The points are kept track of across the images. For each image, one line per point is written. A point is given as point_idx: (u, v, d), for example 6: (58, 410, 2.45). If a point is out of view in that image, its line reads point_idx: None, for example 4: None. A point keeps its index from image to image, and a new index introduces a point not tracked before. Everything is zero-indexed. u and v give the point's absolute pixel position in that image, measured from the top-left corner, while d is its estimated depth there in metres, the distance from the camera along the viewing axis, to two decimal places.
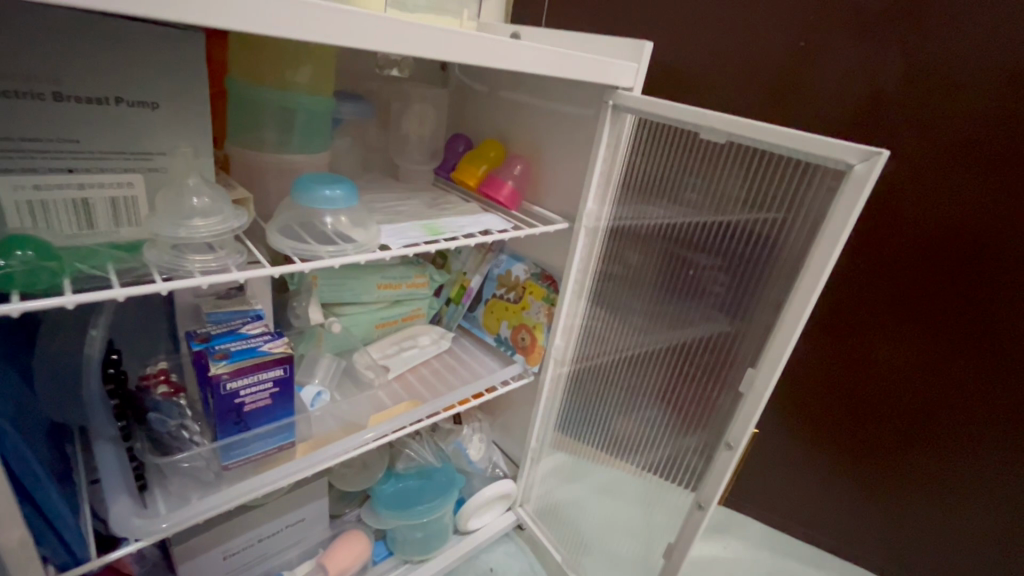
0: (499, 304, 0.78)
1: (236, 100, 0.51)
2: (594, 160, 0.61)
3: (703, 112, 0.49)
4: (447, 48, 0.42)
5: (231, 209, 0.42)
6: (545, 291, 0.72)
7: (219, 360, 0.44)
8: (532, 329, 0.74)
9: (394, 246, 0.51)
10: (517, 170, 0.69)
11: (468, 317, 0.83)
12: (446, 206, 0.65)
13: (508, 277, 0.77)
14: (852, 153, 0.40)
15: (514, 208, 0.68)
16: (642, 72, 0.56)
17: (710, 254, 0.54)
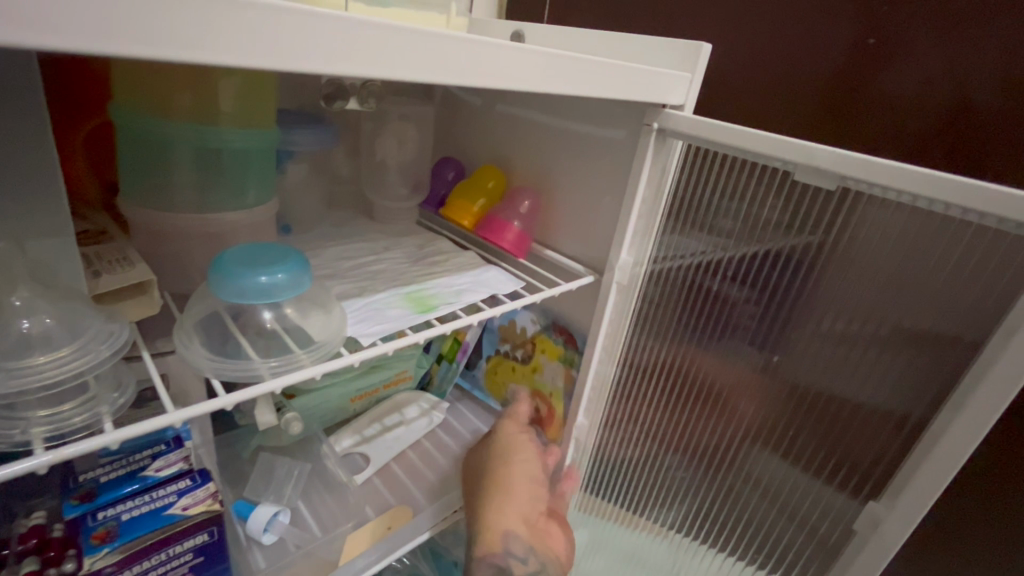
0: (503, 364, 0.64)
1: (128, 142, 0.36)
2: (631, 201, 0.46)
3: (802, 145, 0.35)
4: (450, 65, 0.27)
5: (99, 329, 0.27)
6: (562, 351, 0.58)
7: (97, 548, 0.30)
8: (549, 397, 0.60)
9: (364, 340, 0.36)
10: (526, 206, 0.54)
11: (466, 376, 0.69)
12: (437, 259, 0.50)
13: (512, 331, 0.63)
14: None
15: (523, 257, 0.53)
16: (695, 85, 0.42)
17: (750, 292, 0.43)
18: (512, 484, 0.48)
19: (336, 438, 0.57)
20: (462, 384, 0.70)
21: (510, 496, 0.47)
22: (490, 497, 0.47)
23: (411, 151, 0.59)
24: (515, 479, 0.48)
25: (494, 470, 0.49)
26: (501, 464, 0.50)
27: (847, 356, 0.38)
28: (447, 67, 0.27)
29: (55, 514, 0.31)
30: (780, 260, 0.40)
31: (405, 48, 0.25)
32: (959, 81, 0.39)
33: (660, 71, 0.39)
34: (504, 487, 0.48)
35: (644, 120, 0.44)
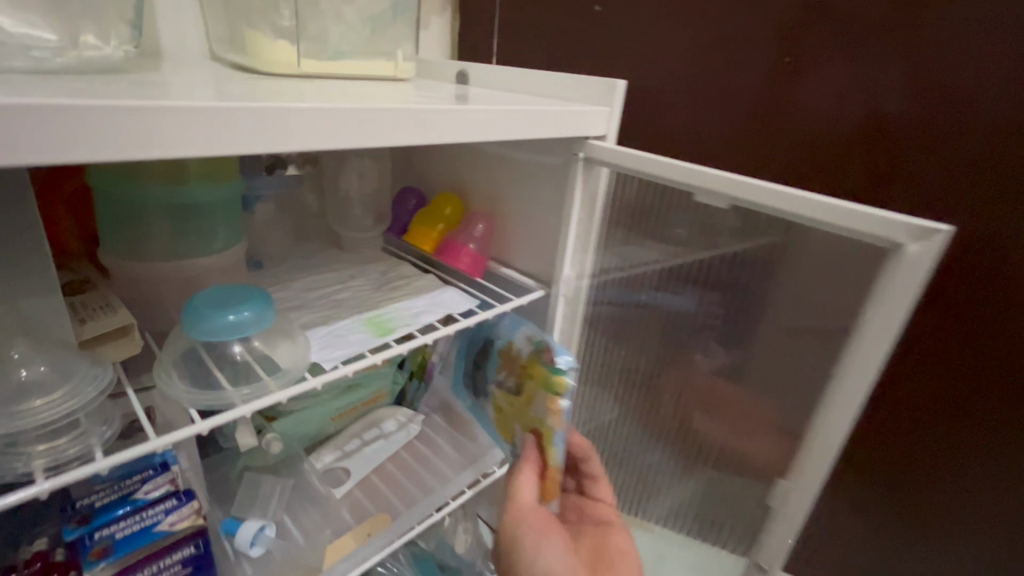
0: (511, 402, 0.55)
1: (105, 201, 0.40)
2: (568, 222, 0.51)
3: (697, 170, 0.40)
4: (388, 130, 0.33)
5: (84, 372, 0.32)
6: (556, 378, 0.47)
7: (96, 562, 0.34)
8: (539, 434, 0.51)
9: (327, 365, 0.40)
10: (479, 229, 0.59)
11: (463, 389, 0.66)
12: (399, 285, 0.55)
13: (513, 360, 0.55)
14: (900, 229, 0.31)
15: (479, 275, 0.59)
16: (614, 117, 0.47)
17: (702, 291, 0.47)
18: None
19: (317, 456, 0.61)
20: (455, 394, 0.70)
21: None
22: None
23: (373, 184, 0.63)
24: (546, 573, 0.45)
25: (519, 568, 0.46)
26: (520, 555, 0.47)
27: (756, 350, 0.43)
28: (369, 131, 0.32)
29: (57, 540, 0.36)
30: (717, 262, 0.45)
31: (333, 126, 0.30)
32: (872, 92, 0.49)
33: (577, 110, 0.44)
34: None
35: (571, 152, 0.49)
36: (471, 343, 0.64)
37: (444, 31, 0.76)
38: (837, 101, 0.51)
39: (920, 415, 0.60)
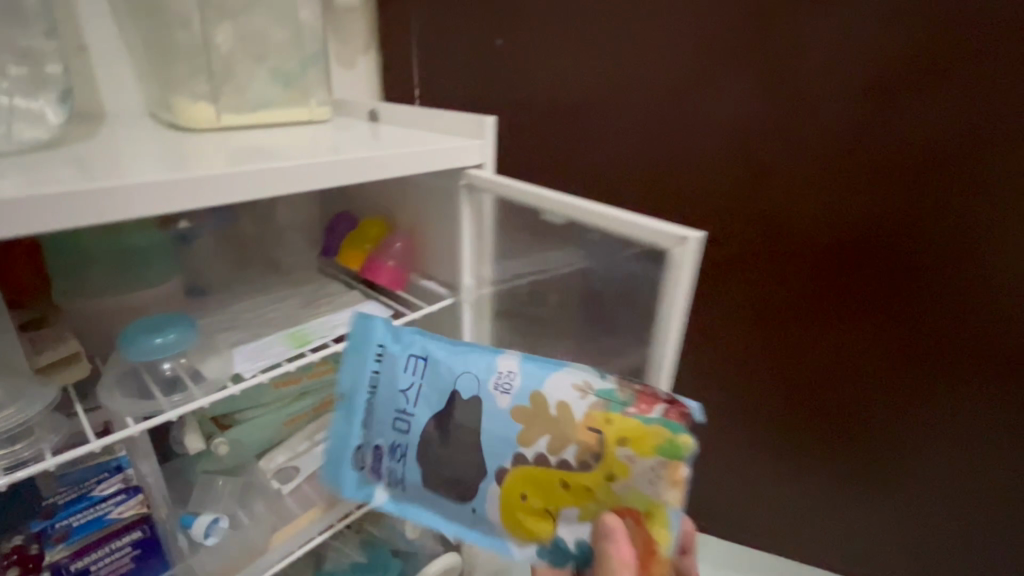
0: (591, 481, 0.42)
1: (56, 249, 0.49)
2: (462, 237, 0.60)
3: (545, 196, 0.49)
4: (258, 182, 0.42)
5: (34, 390, 0.39)
6: (654, 433, 0.40)
7: (58, 546, 0.42)
8: (642, 516, 0.41)
9: (248, 374, 0.48)
10: (397, 246, 0.67)
11: (353, 434, 0.54)
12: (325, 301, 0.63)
13: (557, 424, 0.44)
14: (673, 236, 0.40)
15: (401, 289, 0.67)
16: (488, 146, 0.55)
17: (563, 300, 0.56)
18: None
19: None
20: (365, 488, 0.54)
21: None
22: None
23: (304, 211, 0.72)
24: None
25: None
26: None
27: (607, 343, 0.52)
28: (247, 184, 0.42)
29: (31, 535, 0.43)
30: (572, 275, 0.53)
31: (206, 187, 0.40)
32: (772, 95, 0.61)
33: (451, 147, 0.53)
34: None
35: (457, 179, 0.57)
36: (347, 373, 0.53)
37: (370, 69, 0.84)
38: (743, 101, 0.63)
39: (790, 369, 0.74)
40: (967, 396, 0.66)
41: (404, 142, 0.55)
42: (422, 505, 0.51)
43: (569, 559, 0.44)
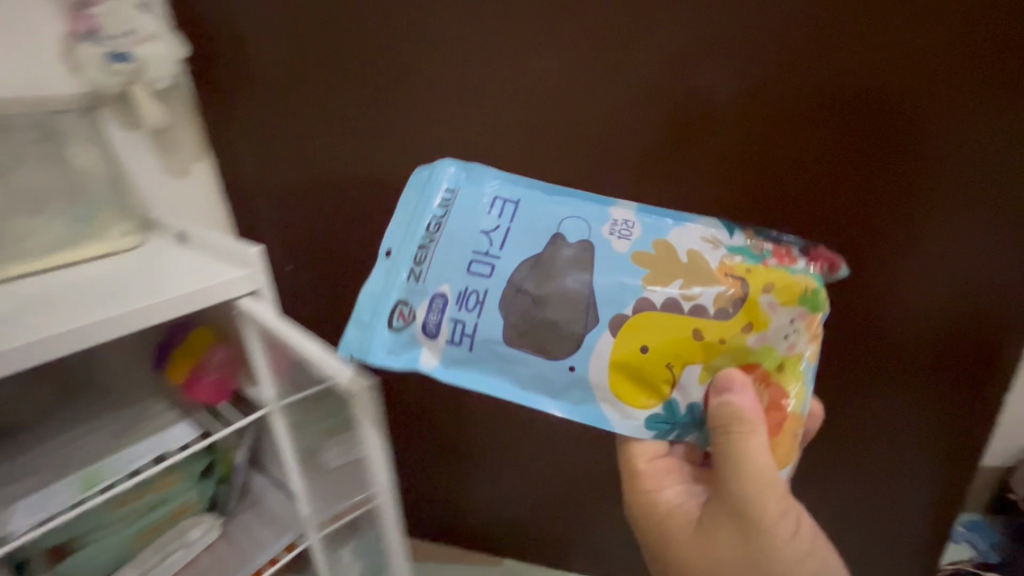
0: (666, 326, 0.54)
1: None
2: (254, 353, 0.62)
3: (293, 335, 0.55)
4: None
5: None
6: (801, 283, 0.53)
7: None
8: (756, 360, 0.54)
9: (16, 533, 0.51)
10: (218, 357, 0.69)
11: (394, 291, 0.60)
12: (139, 427, 0.65)
13: (704, 266, 0.56)
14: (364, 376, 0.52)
15: (227, 397, 0.68)
16: (253, 275, 0.58)
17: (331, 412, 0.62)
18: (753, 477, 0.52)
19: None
20: (391, 358, 0.59)
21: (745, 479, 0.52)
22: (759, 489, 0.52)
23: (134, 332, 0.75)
24: (755, 463, 0.52)
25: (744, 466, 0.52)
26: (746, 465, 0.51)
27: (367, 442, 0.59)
28: None
29: None
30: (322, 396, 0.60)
31: None
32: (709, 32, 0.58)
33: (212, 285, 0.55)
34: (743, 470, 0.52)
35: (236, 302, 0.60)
36: (399, 243, 0.61)
37: (206, 174, 0.87)
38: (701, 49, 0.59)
39: (858, 387, 0.72)
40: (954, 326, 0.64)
41: (173, 282, 0.57)
42: (482, 370, 0.58)
43: (668, 422, 0.56)
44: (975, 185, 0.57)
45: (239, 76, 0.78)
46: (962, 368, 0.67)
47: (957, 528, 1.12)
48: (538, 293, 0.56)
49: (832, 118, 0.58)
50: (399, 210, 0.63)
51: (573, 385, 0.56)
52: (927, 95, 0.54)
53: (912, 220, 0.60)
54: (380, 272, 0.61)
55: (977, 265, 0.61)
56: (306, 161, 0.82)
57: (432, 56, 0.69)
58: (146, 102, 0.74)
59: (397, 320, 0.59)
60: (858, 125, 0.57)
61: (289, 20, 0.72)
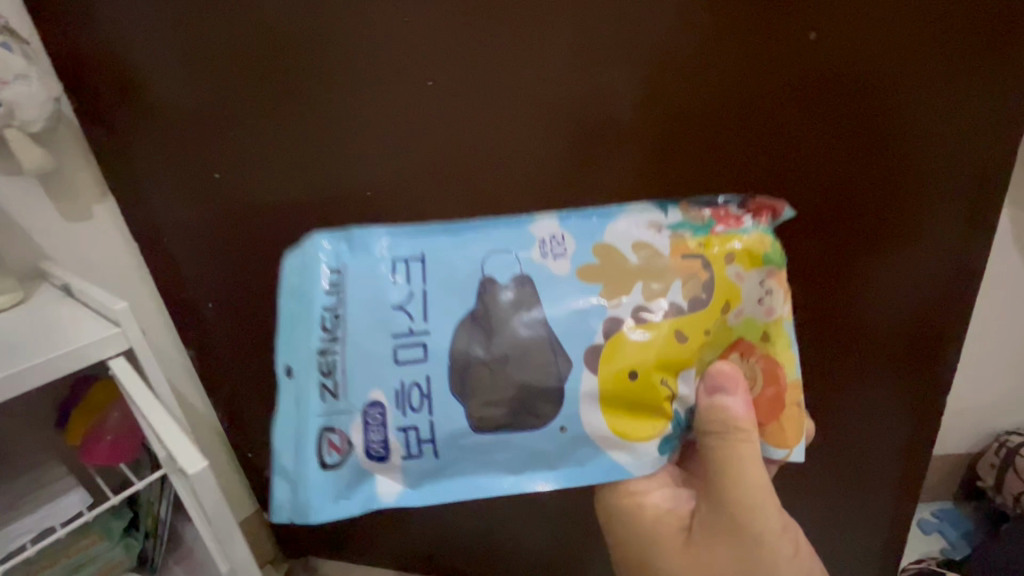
0: (644, 348, 0.48)
1: None
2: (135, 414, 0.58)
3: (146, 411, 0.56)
4: None
5: None
6: (757, 244, 0.51)
7: None
8: (739, 338, 0.51)
9: None
10: (115, 415, 0.67)
11: (314, 422, 0.52)
12: (34, 497, 0.63)
13: (659, 258, 0.51)
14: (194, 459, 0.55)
15: (126, 458, 0.66)
16: (125, 332, 0.58)
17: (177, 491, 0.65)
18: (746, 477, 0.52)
19: None
20: (346, 503, 0.51)
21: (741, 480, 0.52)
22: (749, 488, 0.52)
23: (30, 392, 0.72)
24: (745, 464, 0.52)
25: (732, 470, 0.52)
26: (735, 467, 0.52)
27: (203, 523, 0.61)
28: None
29: None
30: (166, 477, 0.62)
31: None
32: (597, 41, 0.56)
33: (74, 347, 0.55)
34: (733, 473, 0.52)
35: (115, 359, 0.59)
36: (299, 353, 0.54)
37: (112, 216, 0.82)
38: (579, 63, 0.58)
39: (827, 352, 0.70)
40: (906, 281, 0.64)
41: (38, 344, 0.57)
42: (458, 470, 0.50)
43: (676, 434, 0.52)
44: (950, 136, 0.56)
45: (130, 108, 0.72)
46: (895, 335, 0.68)
47: (930, 518, 1.13)
48: (493, 355, 0.48)
49: (780, 88, 0.56)
50: (283, 306, 0.56)
51: (569, 447, 0.49)
52: (894, 54, 0.53)
53: (898, 176, 0.59)
54: (295, 391, 0.54)
55: (943, 218, 0.61)
56: (205, 198, 0.77)
57: (335, 69, 0.63)
58: (24, 146, 0.69)
59: (331, 455, 0.51)
60: (812, 90, 0.55)
61: (158, 43, 0.66)
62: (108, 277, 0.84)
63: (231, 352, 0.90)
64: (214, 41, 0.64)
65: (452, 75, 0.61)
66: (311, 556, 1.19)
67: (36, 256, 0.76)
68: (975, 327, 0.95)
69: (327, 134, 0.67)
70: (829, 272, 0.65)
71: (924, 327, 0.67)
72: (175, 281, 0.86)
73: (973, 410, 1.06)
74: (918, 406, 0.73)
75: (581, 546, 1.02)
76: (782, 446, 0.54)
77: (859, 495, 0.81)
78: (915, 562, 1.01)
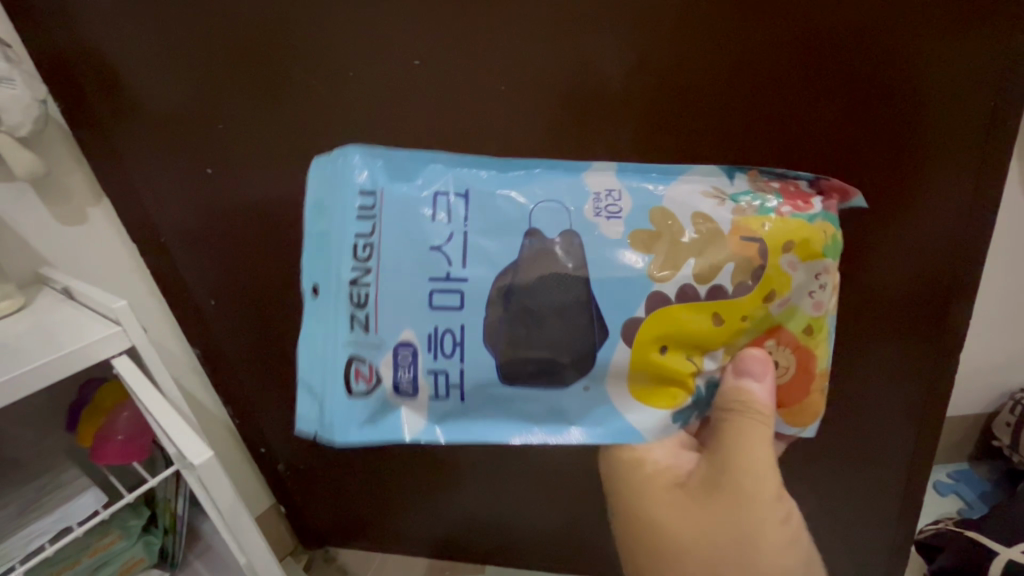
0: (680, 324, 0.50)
1: None
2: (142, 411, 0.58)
3: (151, 404, 0.56)
4: None
5: None
6: (820, 233, 0.50)
7: None
8: (777, 329, 0.52)
9: None
10: (123, 416, 0.67)
11: (341, 350, 0.53)
12: (49, 499, 0.64)
13: (718, 233, 0.50)
14: (198, 451, 0.55)
15: (140, 455, 0.66)
16: (127, 332, 0.58)
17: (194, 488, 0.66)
18: (751, 457, 0.54)
19: None
20: (368, 430, 0.53)
21: (744, 459, 0.54)
22: (753, 470, 0.54)
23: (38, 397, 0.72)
24: (752, 443, 0.54)
25: (737, 447, 0.54)
26: (739, 444, 0.54)
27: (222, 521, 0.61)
28: None
29: None
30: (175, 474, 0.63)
31: None
32: (584, 14, 0.55)
33: (75, 348, 0.55)
34: (740, 452, 0.54)
35: (117, 357, 0.59)
36: (331, 275, 0.53)
37: (108, 218, 0.82)
38: (567, 36, 0.56)
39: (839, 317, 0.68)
40: (919, 240, 0.62)
41: (38, 348, 0.57)
42: (482, 414, 0.53)
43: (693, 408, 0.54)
44: (956, 82, 0.53)
45: (115, 107, 0.71)
46: (916, 297, 0.66)
47: (945, 480, 1.12)
48: (534, 311, 0.50)
49: (771, 40, 0.54)
50: (310, 227, 0.55)
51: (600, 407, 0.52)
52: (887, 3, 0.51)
53: (900, 126, 0.56)
54: (326, 313, 0.54)
55: (950, 168, 0.58)
56: (199, 198, 0.76)
57: (318, 56, 0.62)
58: (14, 151, 0.68)
59: (358, 383, 0.52)
60: (806, 41, 0.53)
61: (141, 43, 0.65)
62: (107, 281, 0.84)
63: (237, 349, 0.91)
64: (192, 33, 0.63)
65: (436, 52, 0.59)
66: (330, 546, 1.20)
67: (35, 262, 0.76)
68: (986, 284, 0.94)
69: (316, 126, 0.66)
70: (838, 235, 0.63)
71: (952, 287, 0.64)
72: (175, 281, 0.86)
73: (986, 369, 1.04)
74: (929, 367, 0.70)
75: (597, 524, 1.02)
76: (798, 428, 0.58)
77: (874, 462, 0.80)
78: (931, 524, 1.02)
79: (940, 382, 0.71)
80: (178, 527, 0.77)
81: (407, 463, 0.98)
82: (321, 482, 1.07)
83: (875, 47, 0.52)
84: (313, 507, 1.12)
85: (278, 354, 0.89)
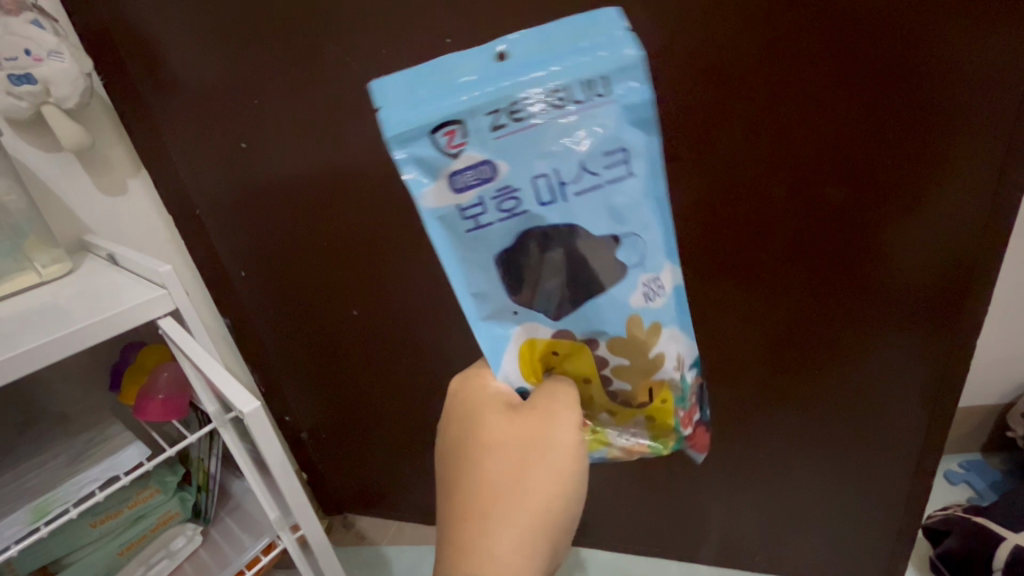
0: (583, 361, 0.45)
1: None
2: (187, 366, 0.63)
3: (200, 358, 0.60)
4: None
5: None
6: (668, 440, 0.48)
7: None
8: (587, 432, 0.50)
9: None
10: (165, 376, 0.71)
11: (474, 99, 0.39)
12: (95, 450, 0.68)
13: (648, 372, 0.45)
14: (242, 401, 0.57)
15: (179, 414, 0.69)
16: (174, 294, 0.62)
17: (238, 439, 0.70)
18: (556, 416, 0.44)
19: None
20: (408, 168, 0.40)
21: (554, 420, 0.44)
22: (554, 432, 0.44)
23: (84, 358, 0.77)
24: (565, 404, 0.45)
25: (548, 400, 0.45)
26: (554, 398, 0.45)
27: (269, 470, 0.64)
28: None
29: None
30: (221, 424, 0.66)
31: None
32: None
33: (125, 308, 0.59)
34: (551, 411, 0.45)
35: (163, 317, 0.63)
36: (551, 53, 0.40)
37: (147, 189, 0.86)
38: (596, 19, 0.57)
39: (851, 304, 0.69)
40: (936, 231, 0.62)
41: (90, 308, 0.60)
42: (466, 251, 0.42)
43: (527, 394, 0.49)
44: (985, 71, 0.53)
45: (155, 81, 0.74)
46: (931, 290, 0.66)
47: (956, 470, 1.13)
48: (558, 258, 0.42)
49: (796, 31, 0.54)
50: (585, 18, 0.40)
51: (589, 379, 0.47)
52: None
53: (923, 115, 0.56)
54: (474, 66, 0.41)
55: (972, 158, 0.57)
56: (233, 173, 0.79)
57: (351, 37, 0.63)
58: (61, 122, 0.71)
59: (444, 132, 0.39)
60: (831, 27, 0.53)
61: (183, 21, 0.68)
62: (144, 250, 0.88)
63: (265, 321, 0.95)
64: (230, 8, 0.65)
65: (466, 31, 0.60)
66: (349, 513, 1.26)
67: (80, 229, 0.80)
68: (1006, 275, 0.93)
69: (346, 105, 0.68)
70: (854, 223, 0.64)
71: (968, 279, 0.64)
72: (207, 251, 0.90)
73: (1003, 360, 1.04)
74: (943, 356, 0.70)
75: (607, 498, 1.05)
76: None
77: (882, 446, 0.81)
78: (940, 510, 1.03)
79: (954, 373, 0.71)
80: (209, 486, 0.82)
81: (424, 433, 1.02)
82: (340, 451, 1.12)
83: (902, 38, 0.52)
84: (333, 473, 1.17)
85: (302, 324, 0.93)
